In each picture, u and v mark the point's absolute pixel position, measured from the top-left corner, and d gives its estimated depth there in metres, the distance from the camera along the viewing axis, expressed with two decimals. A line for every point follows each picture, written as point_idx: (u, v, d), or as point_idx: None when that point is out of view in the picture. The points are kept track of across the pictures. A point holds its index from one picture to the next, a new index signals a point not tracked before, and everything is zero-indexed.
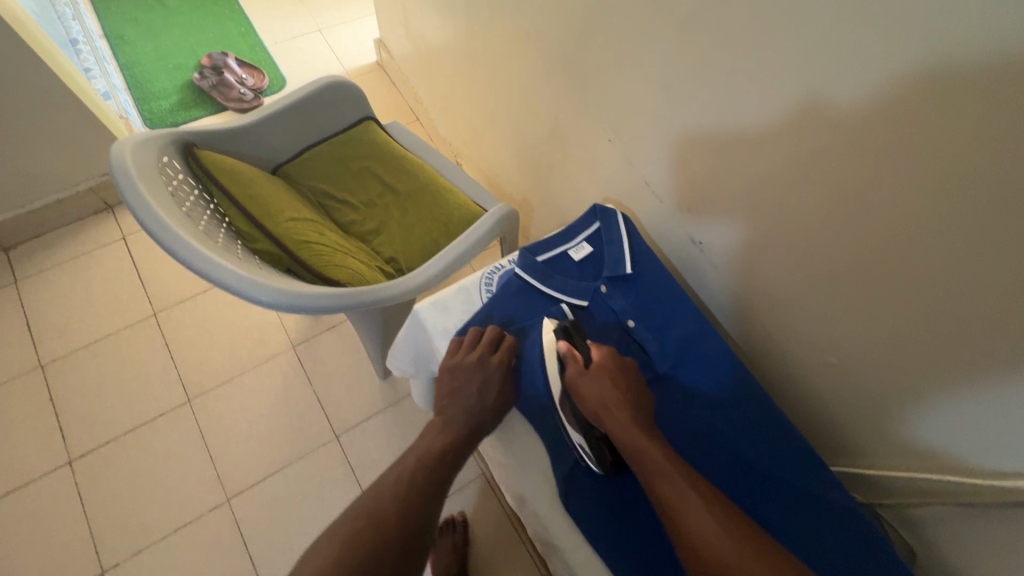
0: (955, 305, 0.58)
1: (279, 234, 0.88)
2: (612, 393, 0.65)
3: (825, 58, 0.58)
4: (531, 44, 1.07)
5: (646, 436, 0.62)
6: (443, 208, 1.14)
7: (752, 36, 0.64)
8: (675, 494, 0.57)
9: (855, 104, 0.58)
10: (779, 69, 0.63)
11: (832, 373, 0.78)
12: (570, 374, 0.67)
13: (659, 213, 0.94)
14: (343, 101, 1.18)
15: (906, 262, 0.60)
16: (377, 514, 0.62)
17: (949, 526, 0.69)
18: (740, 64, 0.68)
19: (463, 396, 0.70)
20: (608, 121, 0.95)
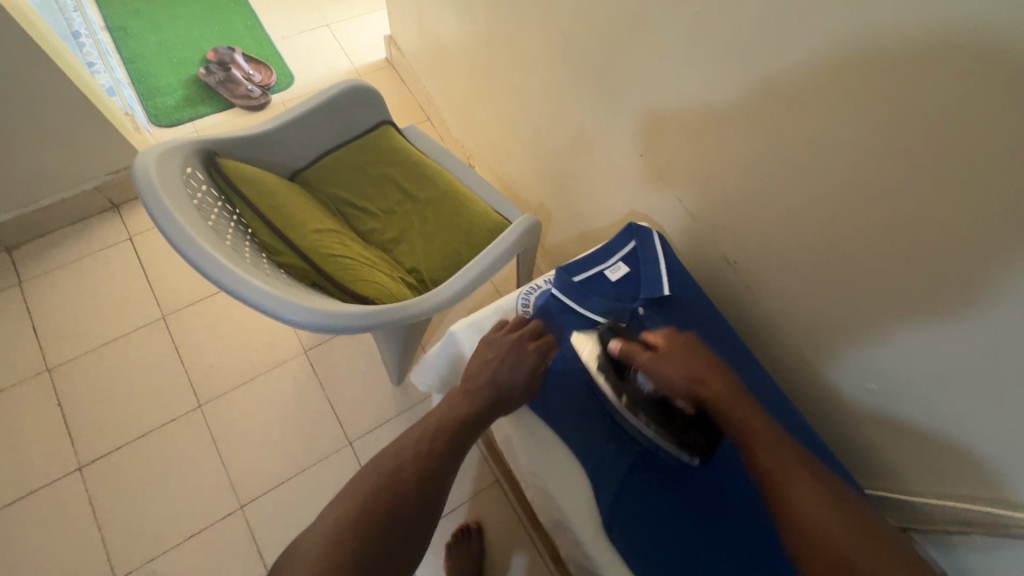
0: (1013, 342, 0.57)
1: (305, 248, 0.86)
2: (698, 370, 0.65)
3: (880, 88, 0.57)
4: (556, 52, 1.04)
5: (740, 409, 0.63)
6: (464, 216, 1.12)
7: (801, 61, 0.63)
8: (777, 470, 0.58)
9: (908, 137, 0.57)
10: (829, 97, 0.62)
11: (870, 398, 0.77)
12: (644, 365, 0.67)
13: (688, 228, 0.93)
14: (359, 105, 1.15)
15: (956, 298, 0.60)
16: (386, 492, 0.62)
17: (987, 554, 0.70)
18: (787, 86, 0.66)
19: (488, 368, 0.71)
20: (637, 134, 0.93)
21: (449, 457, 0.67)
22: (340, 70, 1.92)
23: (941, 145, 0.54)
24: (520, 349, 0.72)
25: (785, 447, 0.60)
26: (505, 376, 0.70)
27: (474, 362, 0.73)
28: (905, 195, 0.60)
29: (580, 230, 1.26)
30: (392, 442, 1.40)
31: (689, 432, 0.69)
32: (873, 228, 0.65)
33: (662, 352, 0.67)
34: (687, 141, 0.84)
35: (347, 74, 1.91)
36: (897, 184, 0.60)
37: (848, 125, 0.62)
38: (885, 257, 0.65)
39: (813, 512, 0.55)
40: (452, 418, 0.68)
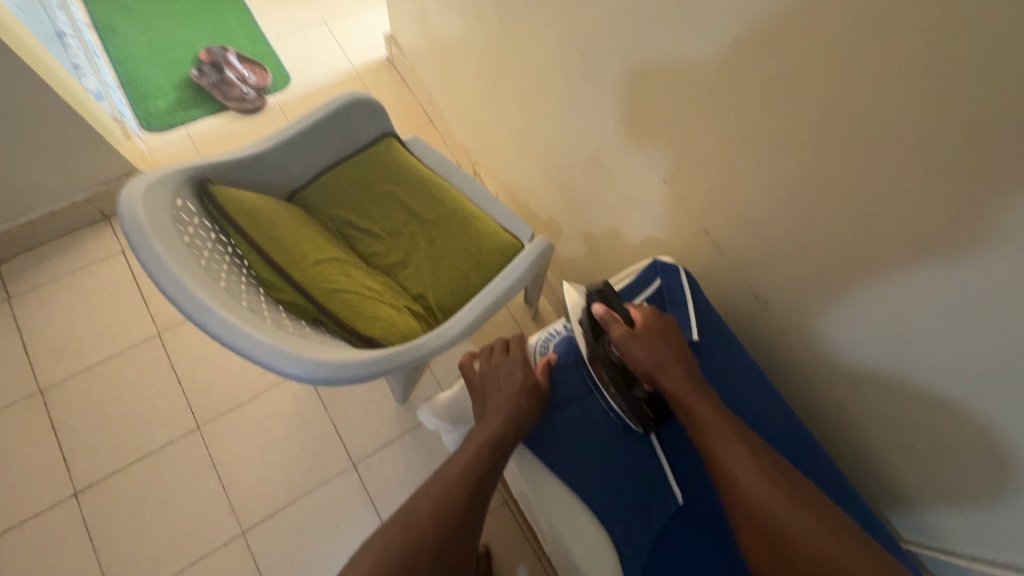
0: None
1: (306, 283, 0.81)
2: (665, 353, 0.68)
3: (948, 136, 0.51)
4: (572, 64, 0.97)
5: (695, 392, 0.66)
6: (473, 238, 1.06)
7: (854, 99, 0.57)
8: (723, 446, 0.62)
9: (980, 191, 0.51)
10: (885, 140, 0.56)
11: (912, 452, 0.72)
12: (618, 335, 0.69)
13: (714, 258, 0.88)
14: (360, 118, 1.09)
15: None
16: (411, 549, 0.58)
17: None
18: (834, 121, 0.60)
19: (502, 396, 0.70)
20: (661, 157, 0.87)
21: (474, 503, 0.63)
22: (339, 70, 1.83)
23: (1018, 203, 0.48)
24: (535, 380, 0.73)
25: (733, 428, 0.63)
26: (523, 406, 0.69)
27: (487, 393, 0.73)
28: (971, 253, 0.54)
29: (593, 248, 1.20)
30: (397, 464, 1.35)
31: (647, 409, 0.70)
32: (930, 283, 0.59)
33: (638, 330, 0.70)
34: (717, 170, 0.78)
35: (347, 74, 1.83)
36: (961, 239, 0.54)
37: (905, 172, 0.56)
38: (942, 313, 0.59)
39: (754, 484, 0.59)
40: (475, 458, 0.65)
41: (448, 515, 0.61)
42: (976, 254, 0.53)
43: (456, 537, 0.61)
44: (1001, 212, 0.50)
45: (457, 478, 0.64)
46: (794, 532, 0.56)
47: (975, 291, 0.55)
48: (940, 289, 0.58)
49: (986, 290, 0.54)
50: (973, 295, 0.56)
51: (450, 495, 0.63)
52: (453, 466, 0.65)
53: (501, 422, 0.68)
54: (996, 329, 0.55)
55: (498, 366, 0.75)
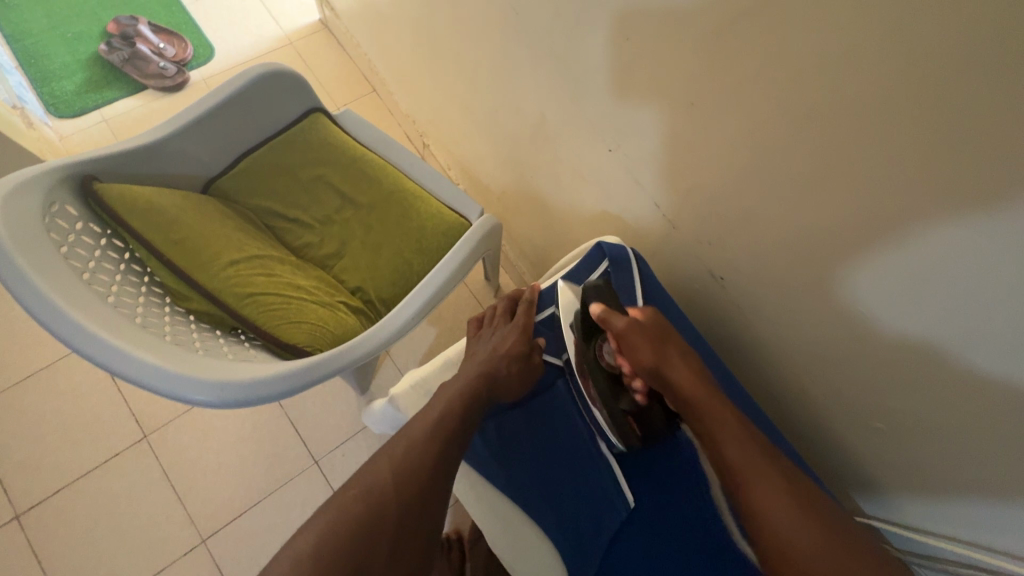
0: None
1: (217, 289, 0.73)
2: (670, 350, 0.62)
3: (920, 93, 0.43)
4: (506, 22, 0.87)
5: (701, 392, 0.60)
6: (414, 220, 0.98)
7: (807, 55, 0.49)
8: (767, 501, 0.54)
9: (957, 158, 0.44)
10: (838, 100, 0.49)
11: (876, 434, 0.69)
12: (621, 324, 0.63)
13: (669, 233, 0.81)
14: (277, 93, 0.98)
15: (1004, 354, 0.49)
16: (371, 515, 0.47)
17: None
18: (784, 79, 0.53)
19: (480, 357, 0.65)
20: (607, 126, 0.79)
21: (448, 464, 0.53)
22: (268, 38, 1.67)
23: (1000, 172, 0.42)
24: (519, 347, 0.67)
25: (748, 440, 0.58)
26: (501, 370, 0.63)
27: (470, 352, 0.68)
28: (946, 229, 0.47)
29: (548, 222, 1.12)
30: (361, 459, 1.30)
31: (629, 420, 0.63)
32: (905, 262, 0.53)
33: (642, 326, 0.63)
34: (668, 137, 0.70)
35: (278, 41, 1.66)
36: (936, 214, 0.48)
37: (869, 138, 0.49)
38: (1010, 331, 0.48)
39: (774, 511, 0.54)
40: (447, 421, 0.56)
41: (418, 474, 0.51)
42: (954, 232, 0.47)
43: (426, 494, 0.50)
44: (980, 182, 0.43)
45: (424, 439, 0.54)
46: (821, 564, 0.50)
47: (949, 271, 0.49)
48: (914, 269, 0.52)
49: (964, 270, 0.48)
50: (947, 276, 0.50)
51: (419, 458, 0.52)
52: (417, 427, 0.55)
53: (470, 380, 0.61)
54: (972, 314, 0.50)
55: (488, 338, 0.70)
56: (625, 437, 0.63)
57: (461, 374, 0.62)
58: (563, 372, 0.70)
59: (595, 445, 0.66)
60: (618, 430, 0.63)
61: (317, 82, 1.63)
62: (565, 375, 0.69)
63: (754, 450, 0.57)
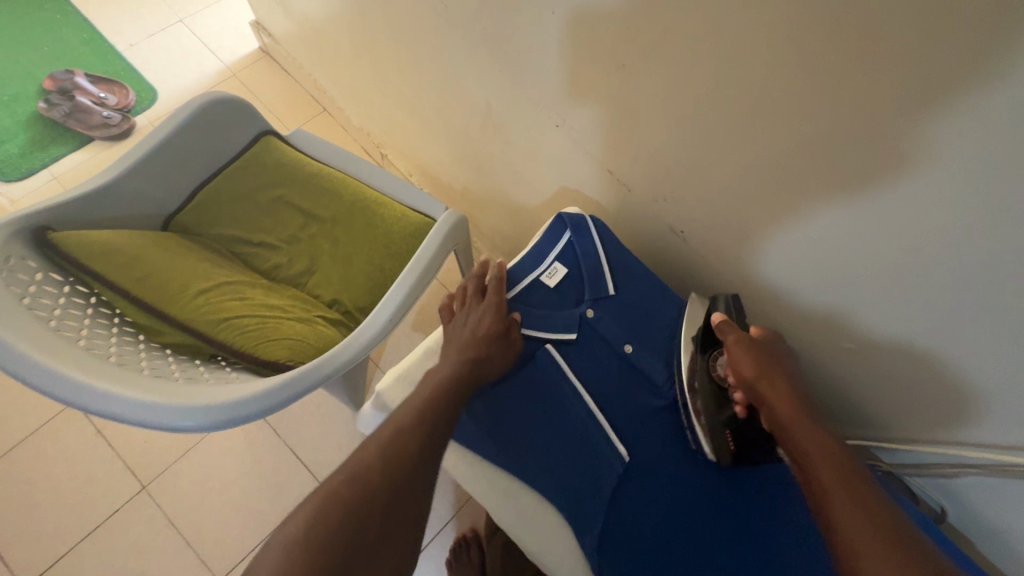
0: (971, 271, 0.52)
1: (189, 317, 0.72)
2: (777, 380, 0.61)
3: (815, 19, 0.46)
4: (437, 19, 0.89)
5: (804, 422, 0.57)
6: (379, 226, 0.99)
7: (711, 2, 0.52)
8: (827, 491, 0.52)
9: (872, 72, 0.46)
10: (748, 40, 0.52)
11: (846, 360, 0.71)
12: (732, 341, 0.63)
13: (627, 198, 0.83)
14: (224, 121, 0.98)
15: (965, 275, 0.52)
16: (361, 492, 0.47)
17: (970, 490, 0.68)
18: (696, 30, 0.55)
19: (462, 339, 0.66)
20: (550, 104, 0.81)
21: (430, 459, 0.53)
22: (210, 72, 1.66)
23: (914, 77, 0.44)
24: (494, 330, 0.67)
25: (852, 471, 0.52)
26: (482, 351, 0.64)
27: (451, 334, 0.68)
28: (892, 164, 0.50)
29: (513, 210, 1.14)
30: None
31: (724, 431, 0.63)
32: (873, 217, 0.55)
33: (757, 344, 0.63)
34: (606, 102, 0.72)
35: (220, 75, 1.65)
36: (856, 129, 0.50)
37: (783, 71, 0.51)
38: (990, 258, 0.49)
39: (863, 538, 0.47)
40: (427, 411, 0.56)
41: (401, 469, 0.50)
42: (911, 177, 0.50)
43: (417, 472, 0.51)
44: (898, 91, 0.45)
45: (411, 423, 0.55)
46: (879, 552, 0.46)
47: (927, 232, 0.52)
48: (897, 228, 0.54)
49: (921, 209, 0.51)
50: (909, 220, 0.52)
51: (407, 441, 0.53)
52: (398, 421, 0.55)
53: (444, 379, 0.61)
54: (965, 277, 0.52)
55: (462, 325, 0.69)
56: (718, 448, 0.62)
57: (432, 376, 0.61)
58: (541, 343, 0.70)
59: (582, 406, 0.66)
60: (713, 442, 0.63)
61: (266, 110, 1.62)
62: (545, 345, 0.69)
63: (856, 483, 0.51)
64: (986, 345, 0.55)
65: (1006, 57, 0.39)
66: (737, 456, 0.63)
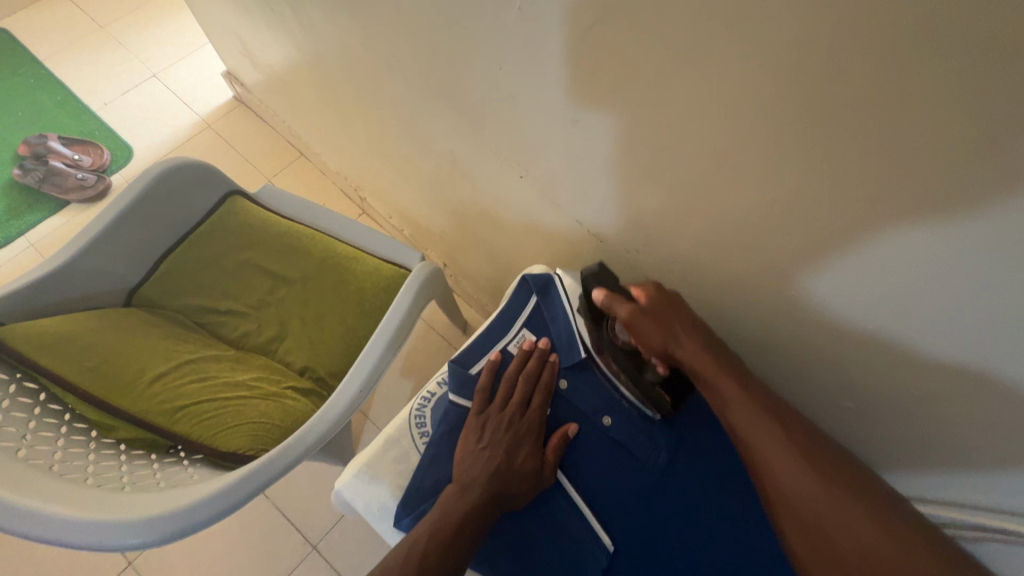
0: (975, 334, 0.47)
1: (143, 410, 0.68)
2: (676, 327, 0.57)
3: (768, 79, 0.42)
4: (393, 72, 0.85)
5: (714, 367, 0.55)
6: (350, 284, 0.95)
7: (657, 62, 0.48)
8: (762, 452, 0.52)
9: (843, 128, 0.41)
10: (701, 99, 0.48)
11: (848, 411, 0.66)
12: (624, 315, 0.58)
13: (601, 246, 0.79)
14: (184, 187, 0.95)
15: (981, 312, 0.45)
16: None
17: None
18: (646, 88, 0.51)
19: (499, 443, 0.58)
20: (513, 155, 0.77)
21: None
22: (184, 125, 1.64)
23: (891, 136, 0.39)
24: (458, 415, 0.62)
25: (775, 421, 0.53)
26: (519, 469, 0.57)
27: (480, 428, 0.59)
28: (891, 221, 0.44)
29: (492, 253, 1.10)
30: (359, 533, 1.24)
31: (655, 390, 0.62)
32: (877, 266, 0.49)
33: (647, 306, 0.58)
34: (567, 155, 0.68)
35: (194, 127, 1.64)
36: (826, 187, 0.46)
37: (742, 130, 0.47)
38: (1002, 290, 0.42)
39: (809, 493, 0.50)
40: (423, 529, 0.51)
41: None
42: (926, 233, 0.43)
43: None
44: (874, 150, 0.41)
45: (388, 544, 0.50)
46: (825, 509, 0.49)
47: (936, 264, 0.44)
48: (895, 249, 0.46)
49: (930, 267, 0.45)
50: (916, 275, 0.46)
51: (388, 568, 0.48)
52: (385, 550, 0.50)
53: (484, 481, 0.55)
54: (962, 301, 0.45)
55: (426, 412, 0.64)
56: (658, 406, 0.61)
57: (472, 474, 0.55)
58: None
59: (562, 491, 0.60)
60: (651, 404, 0.62)
61: (243, 159, 1.60)
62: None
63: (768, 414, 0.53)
64: (998, 409, 0.50)
65: (992, 121, 0.34)
66: (675, 403, 0.63)
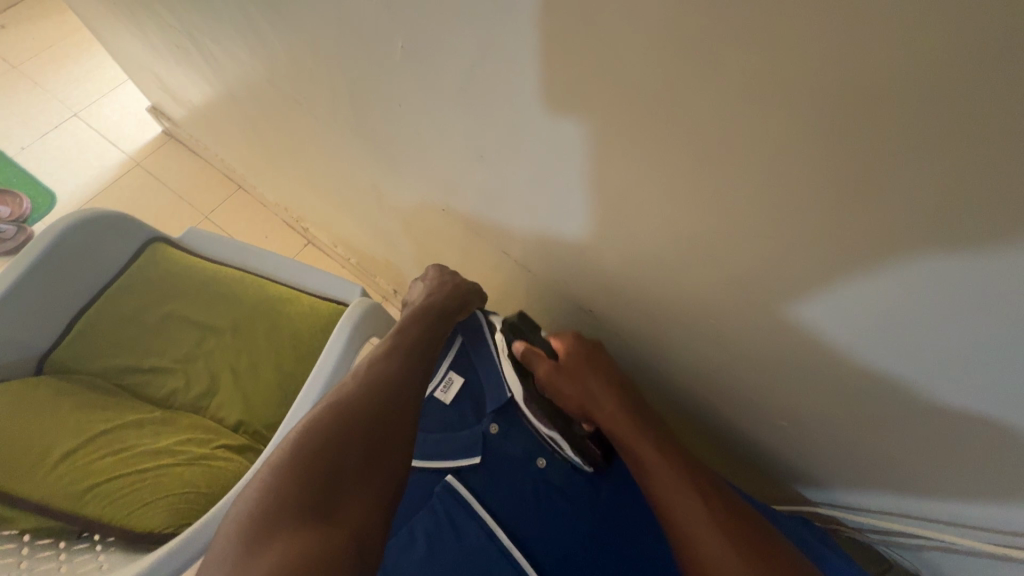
0: (896, 360, 0.44)
1: (47, 495, 0.63)
2: (593, 386, 0.61)
3: (649, 116, 0.40)
4: (306, 106, 0.81)
5: (631, 423, 0.57)
6: (284, 328, 0.90)
7: (545, 99, 0.45)
8: (672, 502, 0.51)
9: (732, 165, 0.39)
10: (594, 134, 0.45)
11: (788, 424, 0.65)
12: (544, 373, 0.63)
13: (535, 272, 0.76)
14: (95, 241, 0.89)
15: (951, 386, 0.43)
16: (289, 475, 0.44)
17: (941, 558, 0.62)
18: (541, 123, 0.48)
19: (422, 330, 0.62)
20: (435, 186, 0.74)
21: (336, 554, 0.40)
22: (111, 165, 1.56)
23: (776, 170, 0.37)
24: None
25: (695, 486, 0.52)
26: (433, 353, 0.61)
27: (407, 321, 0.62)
28: (797, 260, 0.42)
29: None
30: None
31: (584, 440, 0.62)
32: (827, 313, 0.45)
33: (563, 361, 0.63)
34: (485, 185, 0.65)
35: (123, 166, 1.56)
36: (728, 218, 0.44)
37: (637, 164, 0.45)
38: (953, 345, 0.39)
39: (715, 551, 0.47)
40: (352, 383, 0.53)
41: (349, 436, 0.47)
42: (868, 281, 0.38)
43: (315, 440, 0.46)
44: (766, 191, 0.39)
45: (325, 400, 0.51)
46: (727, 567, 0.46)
47: (889, 325, 0.41)
48: (859, 312, 0.42)
49: (878, 318, 0.41)
50: (861, 323, 0.43)
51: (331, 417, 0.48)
52: (282, 451, 0.46)
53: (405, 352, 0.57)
54: (943, 369, 0.42)
55: None
56: (587, 458, 0.61)
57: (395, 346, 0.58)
58: (444, 474, 0.62)
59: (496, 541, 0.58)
60: (580, 454, 0.61)
61: (177, 196, 1.53)
62: (445, 476, 0.62)
63: (674, 457, 0.54)
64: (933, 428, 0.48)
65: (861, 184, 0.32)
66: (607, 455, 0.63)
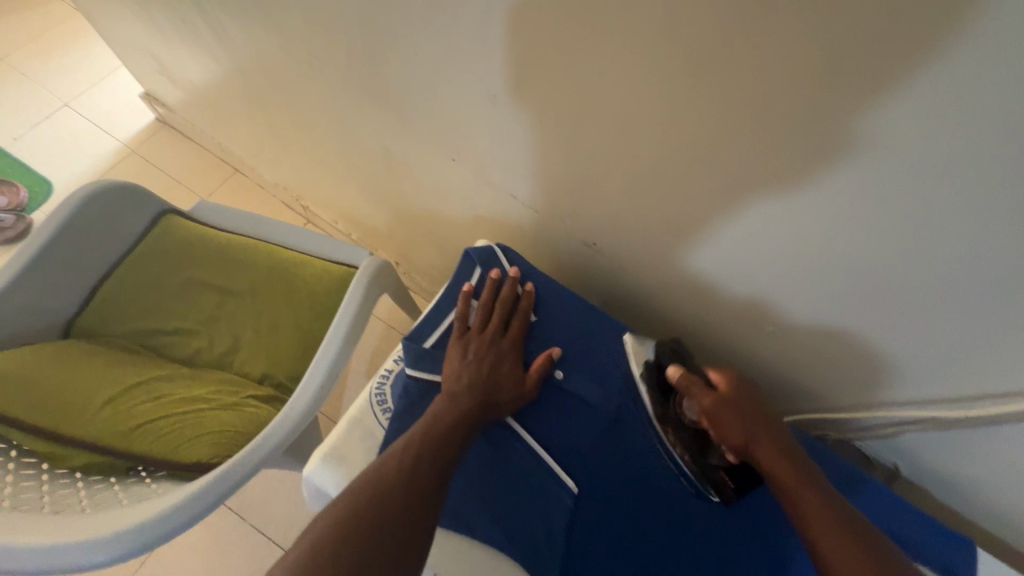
0: (864, 250, 0.51)
1: (95, 435, 0.67)
2: (756, 423, 0.58)
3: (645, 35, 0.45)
4: (314, 70, 0.85)
5: (786, 463, 0.54)
6: (300, 289, 0.94)
7: (551, 31, 0.51)
8: (825, 542, 0.47)
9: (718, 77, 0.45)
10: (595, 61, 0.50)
11: (775, 341, 0.71)
12: (706, 404, 0.60)
13: (539, 218, 0.81)
14: (111, 211, 0.92)
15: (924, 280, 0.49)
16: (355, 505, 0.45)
17: (918, 449, 0.69)
18: (546, 57, 0.54)
19: (482, 354, 0.64)
20: (443, 139, 0.79)
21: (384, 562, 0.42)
22: (107, 153, 1.57)
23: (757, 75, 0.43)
24: (418, 388, 0.64)
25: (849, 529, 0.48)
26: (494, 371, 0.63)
27: (468, 347, 0.65)
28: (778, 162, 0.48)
29: (440, 242, 1.10)
30: None
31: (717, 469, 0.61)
32: (811, 215, 0.51)
33: (726, 392, 0.60)
34: (492, 131, 0.70)
35: (118, 154, 1.57)
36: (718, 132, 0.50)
37: (635, 87, 0.50)
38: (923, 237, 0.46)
39: None
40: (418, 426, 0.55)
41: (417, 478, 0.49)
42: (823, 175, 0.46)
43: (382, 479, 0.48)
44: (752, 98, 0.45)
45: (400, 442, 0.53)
46: None
47: (873, 231, 0.48)
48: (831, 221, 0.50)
49: (900, 194, 0.44)
50: (882, 203, 0.46)
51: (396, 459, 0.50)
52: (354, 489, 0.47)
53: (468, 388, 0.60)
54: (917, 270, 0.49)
55: (385, 388, 0.67)
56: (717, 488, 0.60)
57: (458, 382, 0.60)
58: None
59: (523, 444, 0.65)
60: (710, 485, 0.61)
61: (175, 181, 1.55)
62: None
63: (829, 497, 0.51)
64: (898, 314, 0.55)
65: (838, 65, 0.39)
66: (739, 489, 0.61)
